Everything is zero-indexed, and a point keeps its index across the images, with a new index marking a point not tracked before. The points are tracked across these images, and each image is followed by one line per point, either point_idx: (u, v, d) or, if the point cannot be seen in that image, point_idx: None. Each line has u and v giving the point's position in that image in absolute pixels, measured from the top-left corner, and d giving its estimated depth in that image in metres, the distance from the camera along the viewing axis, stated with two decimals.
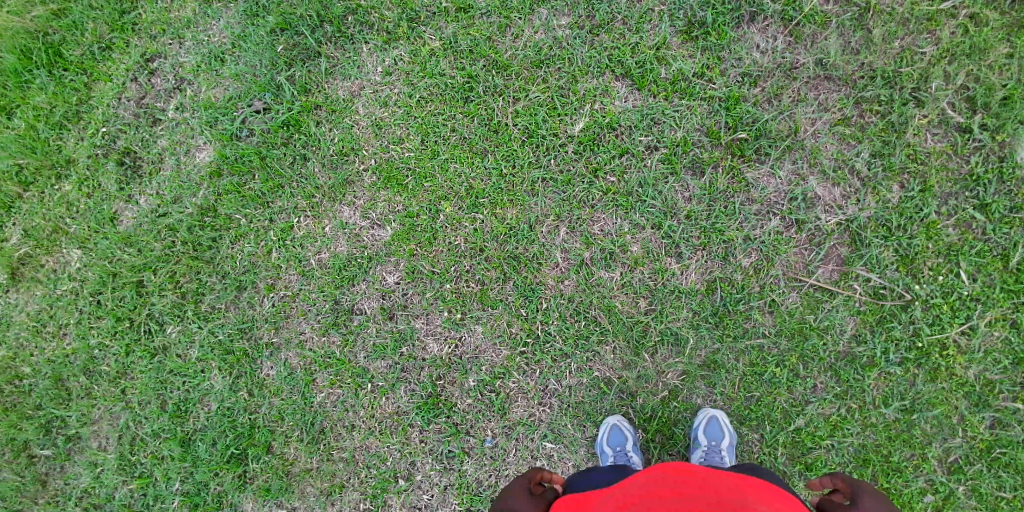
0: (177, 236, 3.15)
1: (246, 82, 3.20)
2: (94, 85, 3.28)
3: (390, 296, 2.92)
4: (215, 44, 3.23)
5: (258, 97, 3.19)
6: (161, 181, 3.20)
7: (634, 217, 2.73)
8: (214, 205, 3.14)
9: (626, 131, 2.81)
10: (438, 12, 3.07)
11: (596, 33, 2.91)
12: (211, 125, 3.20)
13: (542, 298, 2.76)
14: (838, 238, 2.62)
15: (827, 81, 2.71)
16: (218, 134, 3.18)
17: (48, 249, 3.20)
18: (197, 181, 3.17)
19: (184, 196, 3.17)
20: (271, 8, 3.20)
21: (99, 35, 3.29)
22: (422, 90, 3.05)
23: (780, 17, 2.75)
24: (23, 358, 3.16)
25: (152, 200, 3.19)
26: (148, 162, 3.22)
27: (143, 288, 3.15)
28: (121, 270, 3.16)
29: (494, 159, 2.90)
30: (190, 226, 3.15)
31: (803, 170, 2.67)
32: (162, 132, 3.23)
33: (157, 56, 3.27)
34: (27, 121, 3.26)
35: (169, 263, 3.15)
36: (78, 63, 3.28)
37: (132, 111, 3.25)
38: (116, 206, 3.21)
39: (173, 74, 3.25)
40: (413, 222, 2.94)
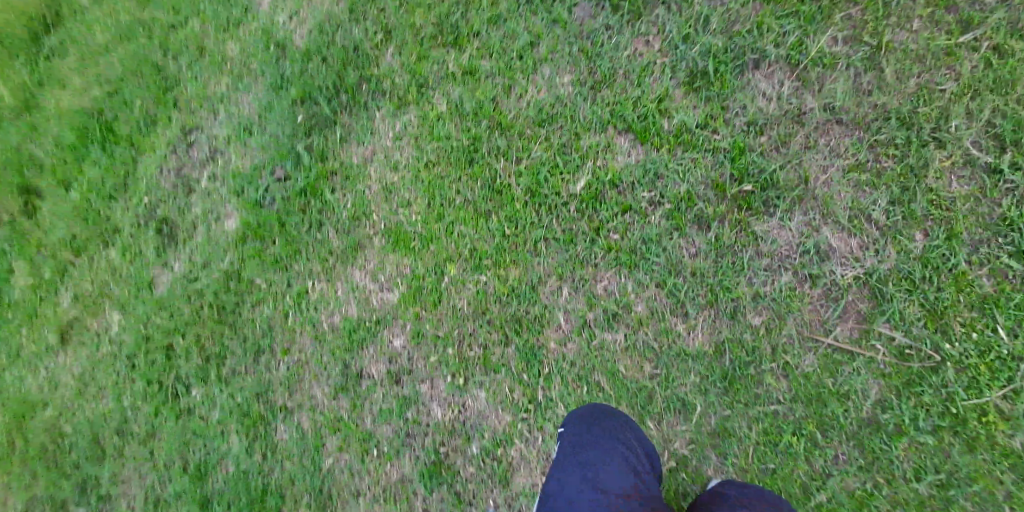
0: (204, 299, 3.23)
1: (270, 151, 3.30)
2: (141, 158, 3.45)
3: (397, 360, 2.91)
4: (245, 117, 3.37)
5: (280, 165, 3.28)
6: (193, 247, 3.32)
7: (638, 275, 2.63)
8: (239, 269, 3.23)
9: (629, 187, 2.74)
10: (446, 76, 3.14)
11: (598, 89, 2.90)
12: (238, 193, 3.31)
13: (545, 362, 2.69)
14: (857, 293, 2.45)
15: (838, 125, 2.57)
16: (245, 201, 3.28)
17: (93, 312, 3.35)
18: (225, 246, 3.27)
19: (213, 260, 3.27)
20: (292, 80, 3.31)
21: (146, 111, 3.47)
22: (429, 153, 3.09)
23: (786, 62, 2.68)
24: (68, 416, 3.28)
25: (185, 265, 3.30)
26: (183, 230, 3.35)
27: (173, 350, 3.23)
28: (154, 334, 3.26)
29: (498, 220, 2.88)
30: (217, 290, 3.23)
31: (815, 221, 2.51)
32: (196, 200, 3.37)
33: (194, 129, 3.44)
34: (81, 193, 3.43)
35: (196, 326, 3.22)
36: (128, 138, 3.46)
37: (172, 182, 3.40)
38: (153, 271, 3.34)
39: (207, 145, 3.41)
40: (420, 284, 2.93)
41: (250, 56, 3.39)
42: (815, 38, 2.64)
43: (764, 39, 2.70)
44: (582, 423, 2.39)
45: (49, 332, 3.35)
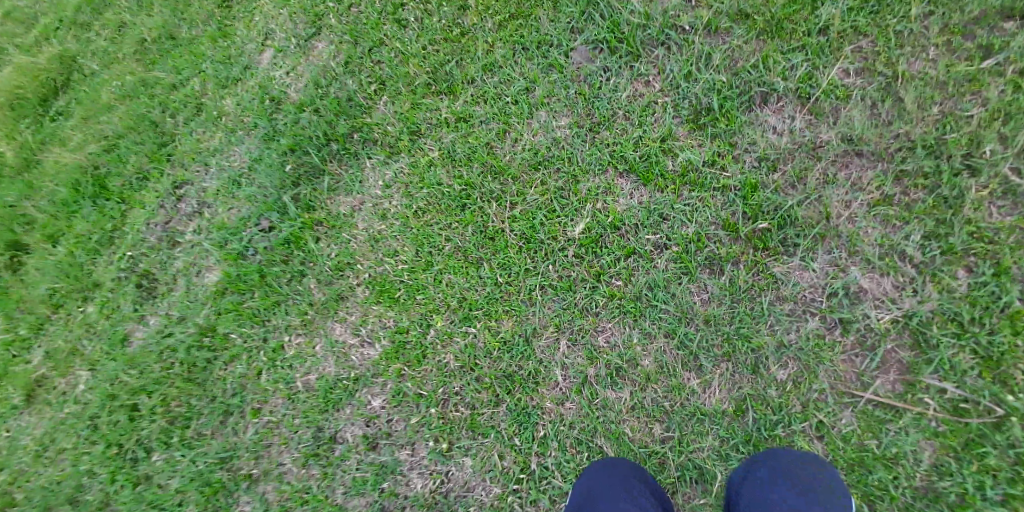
0: (176, 357, 2.95)
1: (257, 202, 3.08)
2: (130, 214, 3.22)
3: (375, 423, 2.59)
4: (235, 168, 3.17)
5: (265, 216, 3.05)
6: (172, 300, 3.05)
7: (644, 324, 2.34)
8: (214, 324, 2.95)
9: (631, 230, 2.50)
10: (438, 123, 2.96)
11: (597, 131, 2.72)
12: (220, 245, 3.07)
13: (540, 424, 2.37)
14: (896, 339, 2.14)
15: (858, 158, 2.37)
16: (226, 254, 3.04)
17: (62, 371, 3.03)
18: (202, 300, 3.01)
19: (189, 315, 2.99)
20: (285, 131, 3.15)
21: (139, 166, 3.27)
22: (419, 200, 2.86)
23: (797, 96, 2.52)
24: (20, 483, 2.89)
25: (161, 320, 3.02)
26: (163, 283, 3.09)
27: (137, 412, 2.92)
28: (120, 393, 2.95)
29: (491, 267, 2.63)
30: (189, 346, 2.95)
31: (841, 260, 2.24)
32: (179, 253, 3.11)
33: (185, 183, 3.22)
34: (68, 247, 3.19)
35: (163, 385, 2.93)
36: (119, 194, 3.24)
37: (158, 235, 3.16)
38: (127, 326, 3.04)
39: (195, 199, 3.18)
40: (403, 338, 2.65)
41: (246, 111, 3.23)
42: (825, 70, 2.51)
43: (772, 73, 2.56)
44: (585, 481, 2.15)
45: (14, 391, 3.03)
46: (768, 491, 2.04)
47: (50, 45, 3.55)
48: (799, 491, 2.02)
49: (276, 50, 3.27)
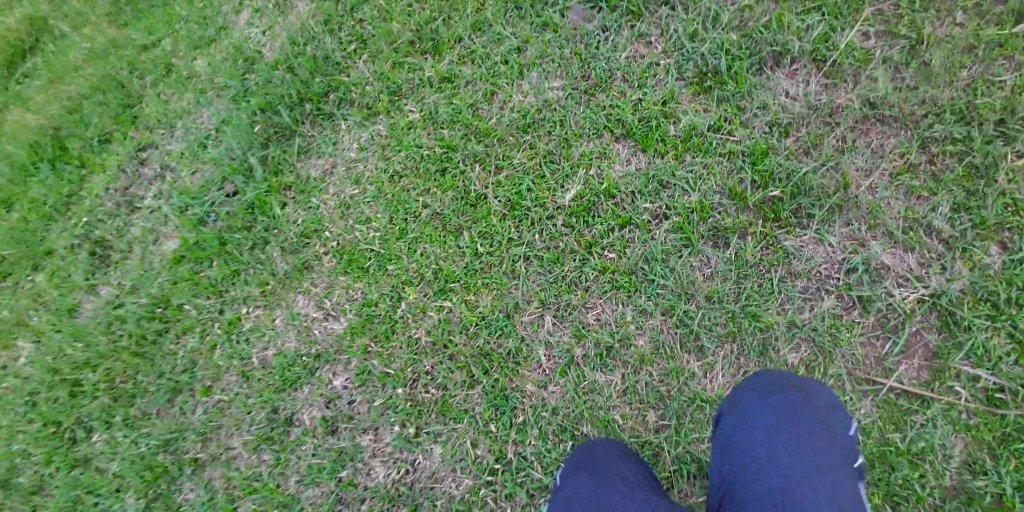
0: (125, 328, 2.64)
1: (221, 165, 2.79)
2: (90, 178, 2.93)
3: (335, 404, 2.33)
4: (202, 130, 2.89)
5: (230, 179, 2.78)
6: (126, 269, 2.75)
7: (639, 301, 2.09)
8: (168, 294, 2.66)
9: (627, 198, 2.24)
10: (421, 84, 2.70)
11: (592, 93, 2.46)
12: (181, 211, 2.78)
13: (518, 409, 2.11)
14: (922, 321, 1.90)
15: (880, 124, 2.11)
16: (186, 220, 2.75)
17: (4, 343, 2.72)
18: (157, 269, 2.72)
19: (142, 285, 2.70)
20: (254, 90, 2.87)
21: (102, 127, 2.99)
22: (396, 164, 2.60)
23: (812, 58, 2.25)
24: None
25: (113, 290, 2.72)
26: (118, 250, 2.79)
27: (79, 388, 2.61)
28: (62, 368, 2.63)
29: (470, 237, 2.37)
30: (140, 318, 2.65)
31: (860, 233, 2.00)
32: (137, 219, 2.82)
33: (149, 146, 2.94)
34: (21, 213, 2.89)
35: (110, 359, 2.62)
36: (78, 156, 2.96)
37: (116, 200, 2.87)
38: (77, 295, 2.75)
39: (158, 161, 2.90)
40: (371, 311, 2.39)
41: (217, 71, 2.94)
42: (842, 33, 2.24)
43: (785, 33, 2.29)
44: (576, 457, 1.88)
45: None
46: (758, 423, 1.73)
47: (21, 4, 3.28)
48: (792, 412, 1.72)
49: (254, 10, 3.00)
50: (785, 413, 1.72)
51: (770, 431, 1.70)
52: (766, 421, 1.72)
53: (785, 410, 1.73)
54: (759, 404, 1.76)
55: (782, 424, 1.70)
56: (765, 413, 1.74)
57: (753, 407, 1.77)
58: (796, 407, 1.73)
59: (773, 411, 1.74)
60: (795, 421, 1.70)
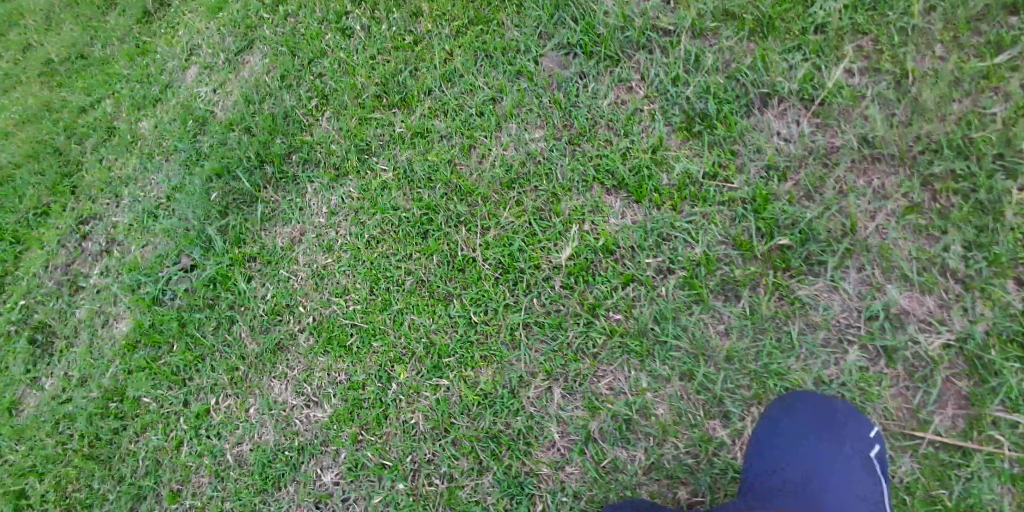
0: (75, 427, 2.36)
1: (176, 237, 2.55)
2: (26, 254, 2.66)
3: (326, 504, 2.12)
4: (150, 199, 2.63)
5: (186, 252, 2.52)
6: (71, 358, 2.46)
7: (652, 365, 2.04)
8: (123, 386, 2.38)
9: (627, 253, 2.17)
10: (391, 139, 2.52)
11: (577, 142, 2.36)
12: (133, 289, 2.51)
13: (535, 496, 1.99)
14: (951, 368, 1.91)
15: (879, 163, 2.12)
16: (138, 299, 2.47)
17: None
18: (109, 356, 2.43)
19: (94, 375, 2.42)
20: (209, 153, 2.64)
21: (38, 199, 2.73)
22: (372, 228, 2.40)
23: (800, 99, 2.24)
24: None
25: (58, 382, 2.43)
26: (62, 336, 2.50)
27: (23, 500, 2.32)
28: (3, 475, 2.35)
29: (461, 304, 2.22)
30: (92, 414, 2.36)
31: (875, 277, 2.01)
32: (83, 301, 2.54)
33: (91, 218, 2.66)
34: None
35: (58, 463, 2.33)
36: (14, 233, 2.70)
37: (57, 279, 2.59)
38: (17, 391, 2.47)
39: (103, 235, 2.62)
40: (358, 395, 2.18)
41: (164, 134, 2.70)
42: (828, 71, 2.24)
43: (771, 72, 2.27)
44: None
45: None
46: (775, 446, 1.86)
47: None
48: (806, 436, 1.85)
49: (203, 67, 2.78)
50: (798, 436, 1.85)
51: (785, 455, 1.85)
52: (784, 443, 1.86)
53: (798, 433, 1.86)
54: (778, 428, 1.87)
55: (798, 447, 1.85)
56: (783, 436, 1.86)
57: (772, 432, 1.87)
58: (810, 429, 1.85)
59: (791, 434, 1.86)
60: (806, 442, 1.85)
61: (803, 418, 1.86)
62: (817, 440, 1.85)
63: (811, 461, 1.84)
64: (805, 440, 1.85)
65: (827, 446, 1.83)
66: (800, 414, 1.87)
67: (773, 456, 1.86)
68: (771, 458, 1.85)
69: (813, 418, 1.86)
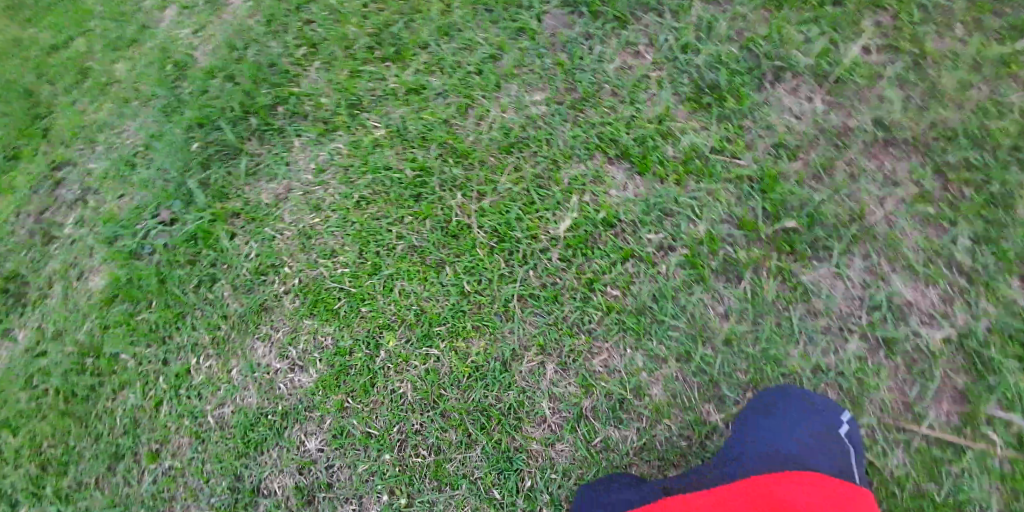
0: (49, 382, 2.26)
1: (155, 189, 2.42)
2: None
3: (309, 470, 2.07)
4: (127, 147, 2.48)
5: (166, 206, 2.40)
6: (46, 311, 2.34)
7: (650, 345, 2.01)
8: (99, 342, 2.28)
9: (629, 227, 2.11)
10: (385, 95, 2.40)
11: (580, 108, 2.26)
12: (108, 242, 2.39)
13: (524, 471, 1.97)
14: (950, 364, 1.93)
15: (890, 147, 2.09)
16: (114, 253, 2.36)
17: None
18: (85, 310, 2.32)
19: (69, 330, 2.31)
20: (190, 101, 2.49)
21: (6, 142, 2.53)
22: (362, 188, 2.30)
23: (813, 74, 2.17)
24: None
25: (31, 335, 2.32)
26: (35, 288, 2.37)
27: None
28: None
29: (454, 273, 2.14)
30: (67, 370, 2.27)
31: (881, 266, 2.01)
32: (56, 252, 2.40)
33: (65, 164, 2.51)
34: None
35: (33, 419, 2.24)
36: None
37: (29, 228, 2.44)
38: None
39: (77, 183, 2.47)
40: (345, 362, 2.13)
41: (141, 77, 2.56)
42: (845, 47, 2.18)
43: (786, 45, 2.20)
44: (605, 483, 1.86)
45: None
46: (763, 431, 1.82)
47: None
48: (795, 423, 1.81)
49: (182, 7, 2.65)
50: (787, 424, 1.81)
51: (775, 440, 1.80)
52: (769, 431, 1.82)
53: (789, 422, 1.82)
54: (768, 415, 1.84)
55: (786, 432, 1.80)
56: (773, 423, 1.83)
57: (763, 419, 1.84)
58: (800, 418, 1.82)
59: (781, 422, 1.82)
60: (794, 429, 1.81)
61: (795, 409, 1.84)
62: (805, 428, 1.81)
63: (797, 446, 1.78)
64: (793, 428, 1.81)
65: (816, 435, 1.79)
66: (793, 405, 1.85)
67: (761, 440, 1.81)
68: (758, 443, 1.81)
69: (805, 411, 1.84)
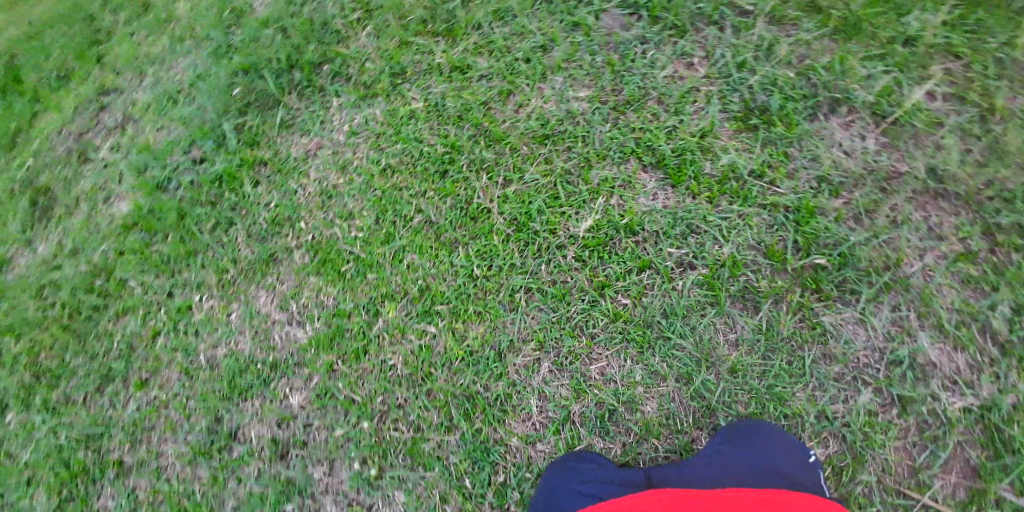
0: (58, 296, 2.26)
1: (192, 127, 2.42)
2: (41, 116, 2.54)
3: (288, 425, 2.05)
4: (173, 82, 2.50)
5: (199, 144, 2.40)
6: (69, 228, 2.36)
7: (651, 360, 1.94)
8: (112, 266, 2.28)
9: (651, 237, 2.04)
10: (429, 69, 2.36)
11: (622, 110, 2.19)
12: (139, 171, 2.40)
13: (499, 466, 1.92)
14: (966, 434, 1.81)
15: (940, 199, 1.99)
16: (142, 182, 2.36)
17: None
18: (105, 233, 2.33)
19: (86, 249, 2.31)
20: (240, 47, 2.49)
21: (62, 62, 2.60)
22: (390, 156, 2.27)
23: (870, 112, 2.08)
24: None
25: (51, 249, 2.33)
26: (63, 205, 2.39)
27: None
28: None
29: (466, 254, 2.10)
30: (76, 287, 2.26)
31: (909, 320, 1.91)
32: (89, 173, 2.43)
33: (112, 90, 2.55)
34: None
35: (35, 329, 2.23)
36: (33, 91, 2.57)
37: (69, 146, 2.47)
38: (9, 249, 2.36)
39: (119, 110, 2.51)
40: (342, 324, 2.09)
41: (197, 17, 2.58)
42: (909, 89, 2.07)
43: (847, 78, 2.10)
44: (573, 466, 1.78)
45: None
46: (738, 456, 1.70)
47: None
48: (772, 452, 1.70)
49: None
50: (765, 451, 1.70)
51: (749, 465, 1.67)
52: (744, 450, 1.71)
53: (766, 450, 1.70)
54: (745, 442, 1.73)
55: (762, 459, 1.68)
56: (749, 449, 1.71)
57: (740, 445, 1.73)
58: (778, 448, 1.70)
59: (758, 449, 1.71)
60: (770, 456, 1.68)
61: (774, 440, 1.73)
62: (782, 459, 1.69)
63: (772, 473, 1.64)
64: (769, 456, 1.69)
65: (790, 465, 1.67)
66: (772, 436, 1.74)
67: (734, 462, 1.69)
68: (731, 463, 1.70)
69: (785, 442, 1.73)
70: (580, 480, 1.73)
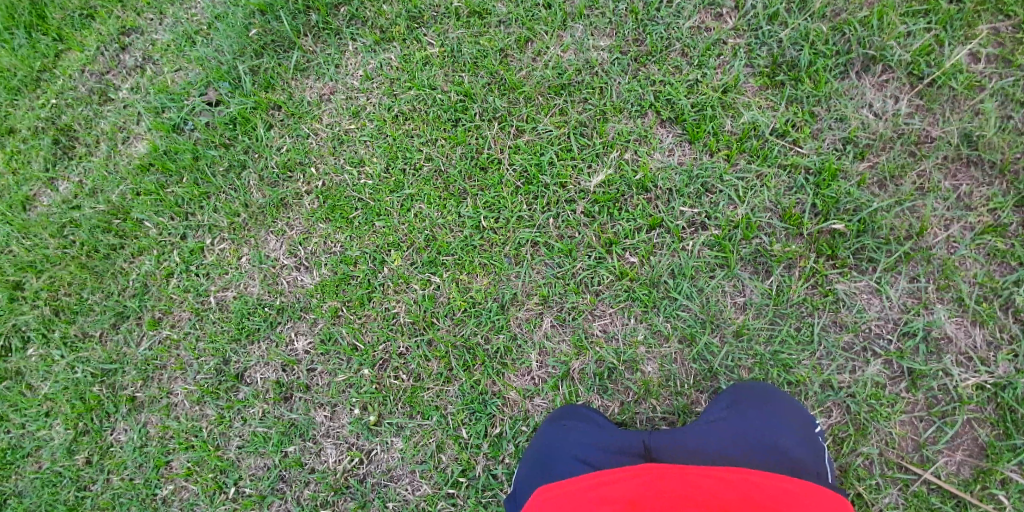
0: (77, 235, 2.24)
1: (208, 69, 2.30)
2: (64, 56, 2.39)
3: (293, 369, 2.07)
4: (192, 22, 2.34)
5: (214, 85, 2.29)
6: (88, 167, 2.29)
7: (655, 320, 1.92)
8: (128, 206, 2.24)
9: (663, 195, 1.98)
10: (446, 13, 2.20)
11: (643, 62, 2.08)
12: (156, 112, 2.30)
13: (496, 418, 1.95)
14: (977, 412, 1.79)
15: (972, 168, 1.89)
16: (157, 122, 2.28)
17: None
18: (123, 174, 2.26)
19: (106, 190, 2.26)
20: None
21: None
22: (403, 103, 2.18)
23: (907, 72, 1.95)
24: None
25: (71, 188, 2.28)
26: (82, 143, 2.32)
27: (19, 293, 2.22)
28: (3, 265, 2.24)
29: (474, 206, 2.06)
30: (94, 226, 2.24)
31: (927, 292, 1.85)
32: (108, 113, 2.33)
33: (133, 30, 2.38)
34: None
35: (56, 265, 2.23)
36: (56, 29, 2.39)
37: (89, 86, 2.35)
38: (31, 187, 2.30)
39: (139, 51, 2.36)
40: (348, 271, 2.09)
41: None
42: (951, 49, 1.93)
43: (883, 34, 1.96)
44: (575, 424, 1.75)
45: None
46: (739, 425, 1.66)
47: None
48: (774, 420, 1.65)
49: None
50: (766, 418, 1.66)
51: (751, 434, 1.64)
52: (746, 417, 1.67)
53: (767, 418, 1.66)
54: (746, 410, 1.69)
55: (761, 427, 1.64)
56: (749, 416, 1.67)
57: (743, 411, 1.69)
58: (781, 417, 1.66)
59: (758, 417, 1.67)
60: (772, 425, 1.64)
61: (777, 408, 1.69)
62: (784, 429, 1.65)
63: (773, 447, 1.61)
64: (770, 425, 1.65)
65: (792, 437, 1.63)
66: (776, 404, 1.70)
67: (734, 430, 1.65)
68: (731, 428, 1.66)
69: (789, 412, 1.68)
70: (580, 437, 1.70)
